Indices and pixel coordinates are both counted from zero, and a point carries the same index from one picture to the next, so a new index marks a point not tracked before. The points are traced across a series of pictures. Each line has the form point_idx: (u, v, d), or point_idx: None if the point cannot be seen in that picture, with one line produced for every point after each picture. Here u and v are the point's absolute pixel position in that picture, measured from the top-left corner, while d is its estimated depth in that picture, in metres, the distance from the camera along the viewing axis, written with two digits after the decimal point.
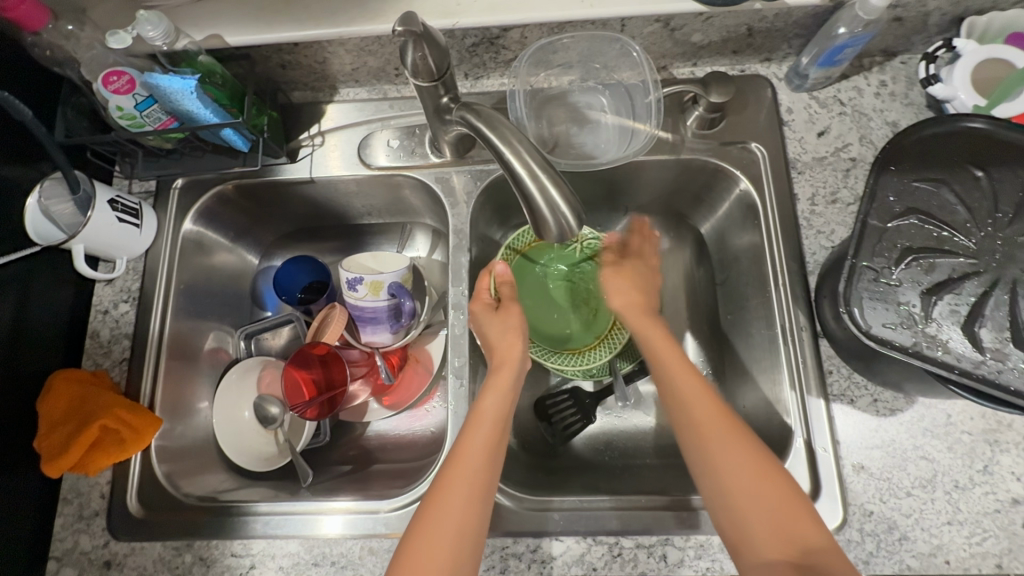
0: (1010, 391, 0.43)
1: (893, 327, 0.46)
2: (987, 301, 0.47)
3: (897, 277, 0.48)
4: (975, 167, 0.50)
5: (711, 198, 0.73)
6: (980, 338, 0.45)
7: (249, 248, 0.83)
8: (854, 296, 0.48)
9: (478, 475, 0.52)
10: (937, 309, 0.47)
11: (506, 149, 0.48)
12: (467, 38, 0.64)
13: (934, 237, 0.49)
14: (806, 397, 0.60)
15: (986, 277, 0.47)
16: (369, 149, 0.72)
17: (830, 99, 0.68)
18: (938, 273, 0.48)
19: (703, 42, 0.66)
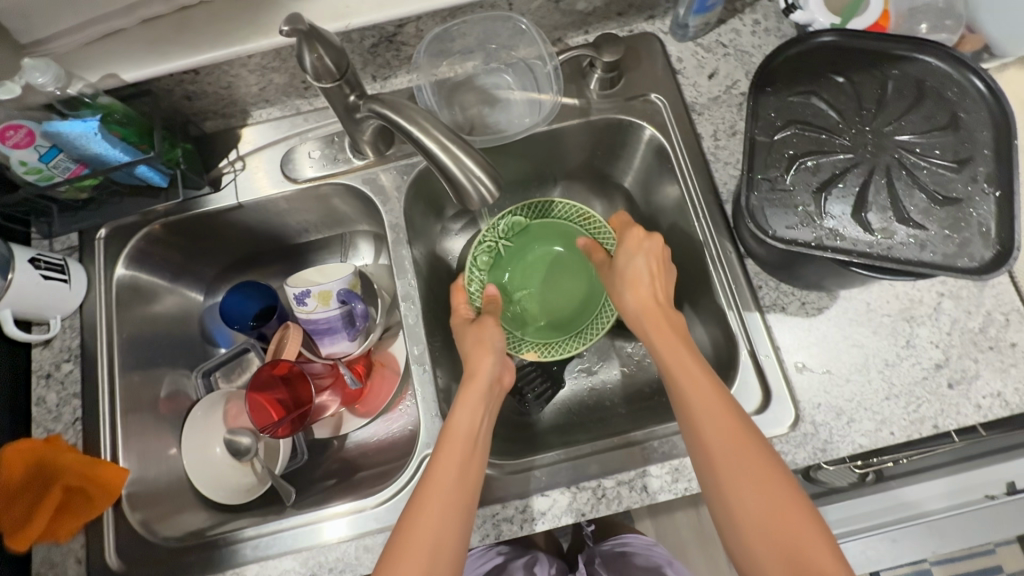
0: (904, 261, 0.49)
1: (795, 226, 0.51)
2: (868, 188, 0.52)
3: (790, 183, 0.53)
4: (838, 75, 0.56)
5: (627, 152, 0.78)
6: (868, 221, 0.51)
7: (191, 287, 0.82)
8: (757, 205, 0.52)
9: (454, 495, 0.53)
10: (829, 203, 0.52)
11: (415, 130, 0.51)
12: (365, 40, 0.66)
13: (815, 141, 0.54)
14: (744, 314, 0.65)
15: (865, 167, 0.53)
16: (292, 164, 0.73)
17: (713, 43, 0.74)
18: (825, 172, 0.53)
19: (589, 9, 0.71)
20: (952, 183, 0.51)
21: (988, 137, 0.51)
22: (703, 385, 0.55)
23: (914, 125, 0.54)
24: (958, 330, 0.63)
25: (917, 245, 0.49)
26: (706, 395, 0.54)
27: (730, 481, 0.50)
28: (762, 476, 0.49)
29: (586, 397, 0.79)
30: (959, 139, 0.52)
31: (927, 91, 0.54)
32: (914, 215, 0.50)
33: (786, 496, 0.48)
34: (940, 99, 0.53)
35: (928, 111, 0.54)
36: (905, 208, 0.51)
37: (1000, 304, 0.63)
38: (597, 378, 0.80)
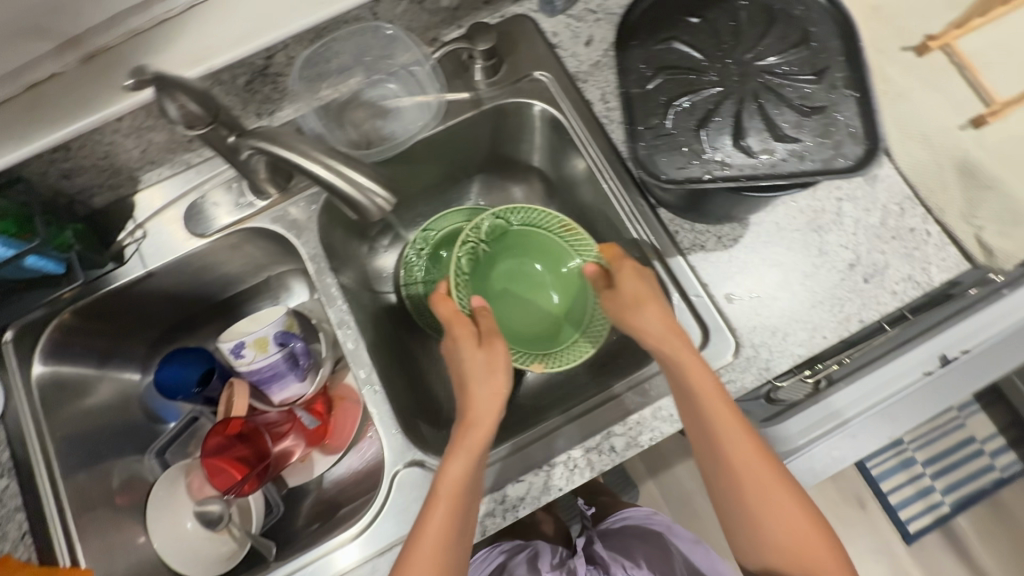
0: (788, 175, 0.51)
1: (683, 166, 0.54)
2: (743, 116, 0.55)
3: (671, 126, 0.55)
4: (691, 16, 0.59)
5: (527, 133, 0.79)
6: (749, 146, 0.53)
7: (123, 368, 0.79)
8: (644, 154, 0.55)
9: (449, 541, 0.54)
10: (711, 136, 0.55)
11: (302, 157, 0.51)
12: (237, 78, 0.64)
13: (686, 83, 0.57)
14: (669, 260, 0.67)
15: (736, 97, 0.56)
16: (195, 220, 0.71)
17: (583, 12, 0.76)
18: (701, 109, 0.56)
19: (454, 4, 0.71)
20: (816, 94, 0.54)
21: (839, 44, 0.55)
22: (713, 394, 0.57)
23: (771, 48, 0.57)
24: (861, 228, 0.66)
25: (797, 157, 0.52)
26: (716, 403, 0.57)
27: (745, 487, 0.58)
28: (777, 487, 0.57)
29: (548, 377, 0.80)
30: (814, 52, 0.56)
31: (777, 16, 0.57)
32: (789, 132, 0.53)
33: (793, 499, 0.57)
34: (789, 21, 0.57)
35: (781, 33, 0.57)
36: (779, 127, 0.54)
37: (893, 195, 0.67)
38: None
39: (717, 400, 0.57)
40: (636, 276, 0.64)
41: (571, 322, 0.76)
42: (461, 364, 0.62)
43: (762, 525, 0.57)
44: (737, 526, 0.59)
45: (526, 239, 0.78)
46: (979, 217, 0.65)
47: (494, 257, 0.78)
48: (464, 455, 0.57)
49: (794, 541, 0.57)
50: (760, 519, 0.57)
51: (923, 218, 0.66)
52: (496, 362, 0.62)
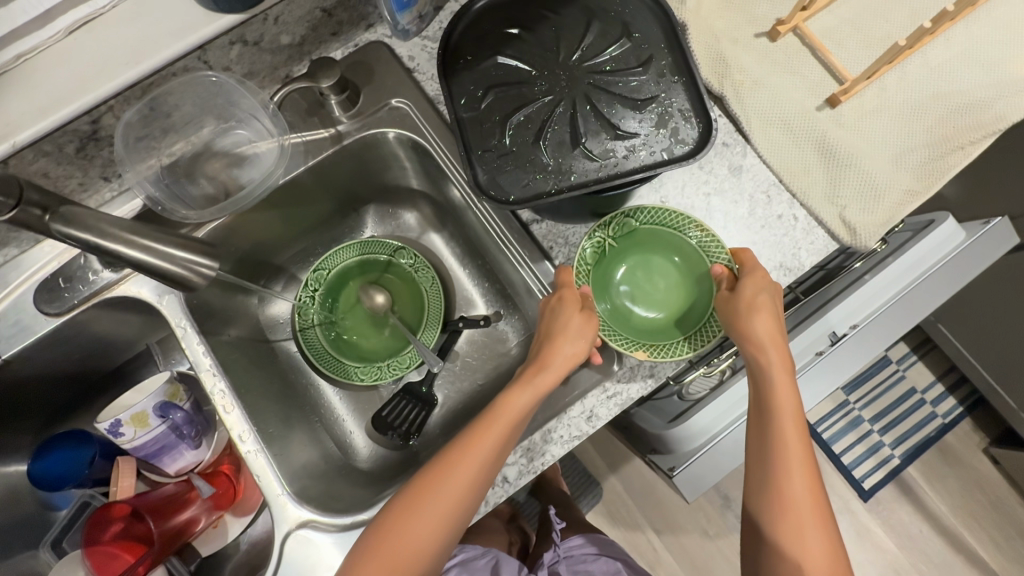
0: (629, 171, 0.53)
1: (528, 182, 0.53)
2: (578, 121, 0.55)
3: (511, 143, 0.54)
4: (511, 28, 0.58)
5: (388, 161, 0.77)
6: (589, 149, 0.54)
7: (6, 461, 0.74)
8: (486, 177, 0.53)
9: (461, 487, 0.55)
10: (552, 146, 0.54)
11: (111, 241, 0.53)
12: (63, 146, 0.60)
13: (516, 97, 0.56)
14: (535, 266, 0.67)
15: (567, 103, 0.56)
16: (44, 296, 0.66)
17: (438, 32, 0.74)
18: (537, 121, 0.55)
19: (297, 40, 0.68)
20: (645, 85, 0.55)
21: (660, 31, 0.56)
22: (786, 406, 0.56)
23: (592, 47, 0.57)
24: (730, 221, 0.66)
25: (635, 151, 0.54)
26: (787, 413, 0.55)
27: (784, 473, 0.54)
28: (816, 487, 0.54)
29: None
30: (637, 43, 0.56)
31: (595, 11, 0.57)
32: (621, 126, 0.54)
33: (825, 513, 0.54)
34: (607, 17, 0.57)
35: (601, 31, 0.57)
36: (613, 124, 0.55)
37: (758, 184, 0.67)
38: (464, 380, 0.83)
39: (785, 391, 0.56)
40: (765, 285, 0.58)
41: (685, 324, 0.61)
42: (559, 321, 0.59)
43: (788, 530, 0.53)
44: (757, 509, 0.55)
45: (656, 240, 0.64)
46: (841, 196, 0.65)
47: (620, 257, 0.64)
48: (530, 392, 0.58)
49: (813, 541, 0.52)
50: (788, 504, 0.53)
51: (790, 204, 0.67)
52: (580, 332, 0.58)
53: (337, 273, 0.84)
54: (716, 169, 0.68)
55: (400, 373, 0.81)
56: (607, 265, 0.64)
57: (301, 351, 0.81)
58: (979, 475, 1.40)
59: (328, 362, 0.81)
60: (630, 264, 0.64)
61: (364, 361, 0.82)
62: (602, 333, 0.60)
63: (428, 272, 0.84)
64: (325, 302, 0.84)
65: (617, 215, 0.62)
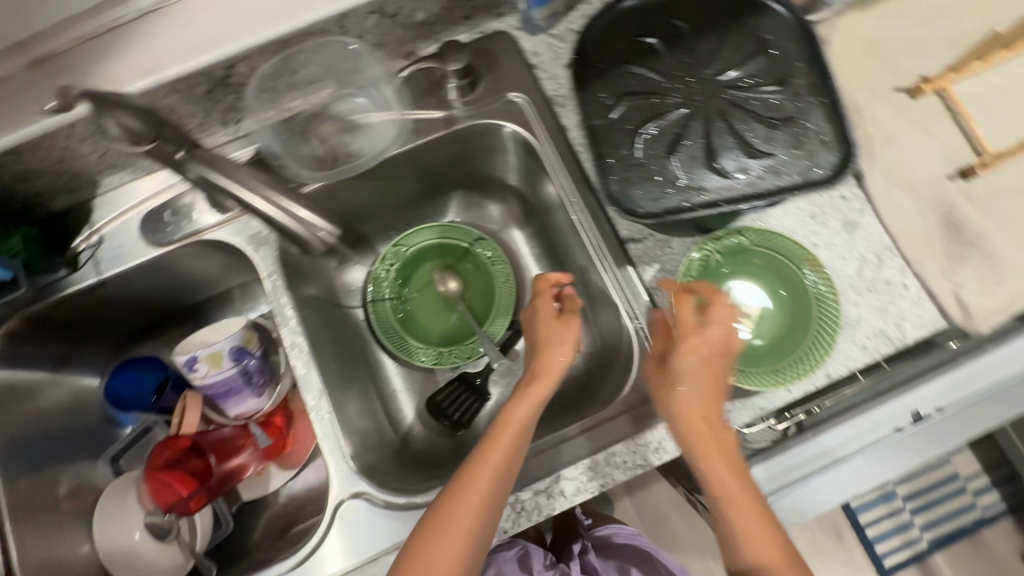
0: (766, 193, 0.50)
1: (657, 198, 0.51)
2: (713, 137, 0.53)
3: (641, 156, 0.52)
4: (649, 37, 0.55)
5: (498, 153, 0.77)
6: (723, 168, 0.52)
7: (82, 372, 0.79)
8: (616, 190, 0.51)
9: (479, 505, 0.53)
10: (684, 163, 0.52)
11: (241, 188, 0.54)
12: (195, 87, 0.61)
13: (649, 107, 0.53)
14: (620, 271, 0.65)
15: (703, 117, 0.53)
16: (154, 227, 0.69)
17: (565, 32, 0.73)
18: (669, 134, 0.53)
19: (430, 19, 0.69)
20: (782, 104, 0.53)
21: (797, 50, 0.54)
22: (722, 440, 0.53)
23: (727, 61, 0.55)
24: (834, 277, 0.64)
25: (772, 173, 0.51)
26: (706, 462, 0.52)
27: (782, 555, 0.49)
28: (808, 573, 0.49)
29: None
30: (774, 62, 0.54)
31: (733, 23, 0.55)
32: (759, 145, 0.52)
33: None
34: (744, 28, 0.55)
35: (737, 43, 0.55)
36: (750, 143, 0.52)
37: (870, 245, 0.64)
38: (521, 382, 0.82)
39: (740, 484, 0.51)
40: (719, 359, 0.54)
41: (778, 352, 0.60)
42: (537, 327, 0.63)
43: None
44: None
45: (759, 263, 0.63)
46: (960, 274, 0.62)
47: (723, 275, 0.63)
48: (531, 403, 0.57)
49: None
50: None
51: (902, 271, 0.64)
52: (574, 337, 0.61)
53: (416, 251, 0.85)
54: (828, 221, 0.65)
55: (460, 362, 0.81)
56: (709, 280, 0.63)
57: (368, 320, 0.82)
58: (1007, 573, 1.34)
59: (392, 336, 0.82)
60: (731, 284, 0.63)
61: (426, 342, 0.83)
62: None
63: (506, 267, 0.84)
64: (400, 276, 0.85)
65: (727, 231, 0.62)
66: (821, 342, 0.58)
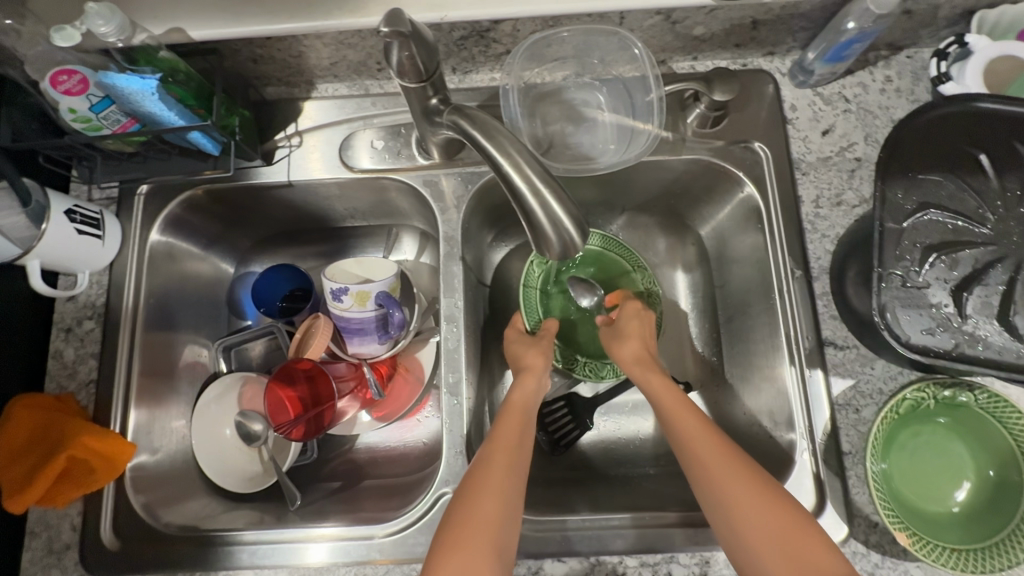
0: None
1: (931, 332, 0.45)
2: (1014, 288, 0.46)
3: (924, 279, 0.46)
4: (978, 151, 0.48)
5: (713, 201, 0.71)
6: (1016, 327, 0.45)
7: (224, 256, 0.78)
8: (886, 306, 0.45)
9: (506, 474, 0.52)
10: (970, 304, 0.46)
11: (495, 147, 0.44)
12: (455, 31, 0.59)
13: (950, 229, 0.47)
14: (806, 371, 0.59)
15: (1010, 262, 0.47)
16: (352, 150, 0.68)
17: (834, 95, 0.65)
18: (962, 266, 0.47)
19: (705, 35, 0.63)
20: None
21: None
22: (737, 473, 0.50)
23: None
24: None
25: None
26: (732, 483, 0.50)
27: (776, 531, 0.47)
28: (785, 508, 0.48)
29: (614, 447, 0.74)
30: None
31: None
32: None
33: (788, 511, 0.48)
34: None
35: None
36: None
37: None
38: (628, 427, 0.75)
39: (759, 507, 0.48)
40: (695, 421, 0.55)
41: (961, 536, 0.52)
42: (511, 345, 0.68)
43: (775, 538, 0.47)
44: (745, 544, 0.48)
45: (977, 430, 0.55)
46: None
47: (927, 424, 0.56)
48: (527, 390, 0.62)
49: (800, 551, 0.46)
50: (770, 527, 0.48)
51: None
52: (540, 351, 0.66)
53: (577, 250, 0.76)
54: None
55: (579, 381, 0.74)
56: (910, 423, 0.56)
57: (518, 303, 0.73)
58: None
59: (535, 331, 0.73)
60: (932, 438, 0.56)
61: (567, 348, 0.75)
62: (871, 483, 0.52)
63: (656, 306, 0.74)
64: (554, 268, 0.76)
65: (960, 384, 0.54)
66: (1015, 543, 0.50)
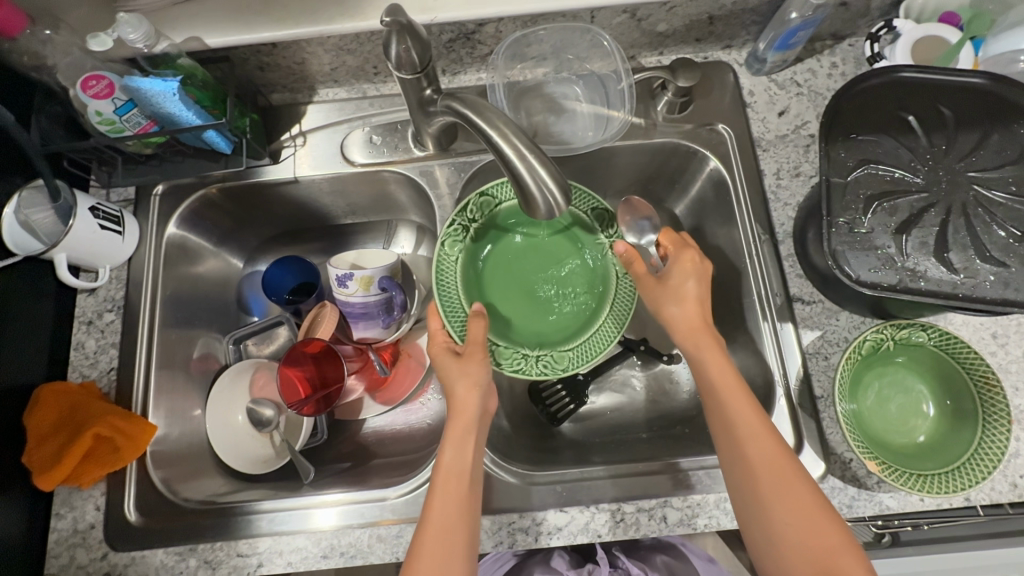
0: (990, 301, 0.49)
1: (878, 270, 0.51)
2: (947, 229, 0.52)
3: (869, 225, 0.52)
4: (907, 113, 0.55)
5: (684, 180, 0.77)
6: (951, 262, 0.51)
7: (233, 253, 0.82)
8: (837, 250, 0.51)
9: (455, 488, 0.54)
10: (910, 244, 0.52)
11: (486, 123, 0.50)
12: (444, 34, 0.66)
13: (888, 181, 0.54)
14: (778, 325, 0.65)
15: (941, 207, 0.53)
16: (353, 146, 0.73)
17: (787, 81, 0.73)
18: (901, 213, 0.53)
19: (668, 31, 0.70)
20: None
21: None
22: (800, 491, 0.50)
23: (982, 159, 0.54)
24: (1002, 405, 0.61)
25: (1001, 284, 0.50)
26: (789, 504, 0.50)
27: (788, 518, 0.49)
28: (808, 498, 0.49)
29: (609, 416, 0.78)
30: None
31: (997, 124, 0.54)
32: (995, 252, 0.51)
33: (813, 499, 0.50)
34: (1010, 133, 0.54)
35: (998, 145, 0.54)
36: (985, 246, 0.51)
37: None
38: (620, 399, 0.79)
39: (783, 493, 0.50)
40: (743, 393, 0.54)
41: (931, 460, 0.57)
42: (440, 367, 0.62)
43: (776, 520, 0.50)
44: (756, 516, 0.51)
45: (933, 364, 0.61)
46: None
47: (888, 363, 0.62)
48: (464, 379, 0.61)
49: (813, 541, 0.48)
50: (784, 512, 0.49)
51: None
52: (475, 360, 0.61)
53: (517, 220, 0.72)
54: (1011, 345, 0.62)
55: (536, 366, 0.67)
56: (875, 363, 0.62)
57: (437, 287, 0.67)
58: None
59: (458, 323, 0.66)
60: (894, 376, 0.62)
61: (508, 340, 0.69)
62: (844, 422, 0.56)
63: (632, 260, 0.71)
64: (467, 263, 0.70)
65: (915, 325, 0.60)
66: (976, 464, 0.55)
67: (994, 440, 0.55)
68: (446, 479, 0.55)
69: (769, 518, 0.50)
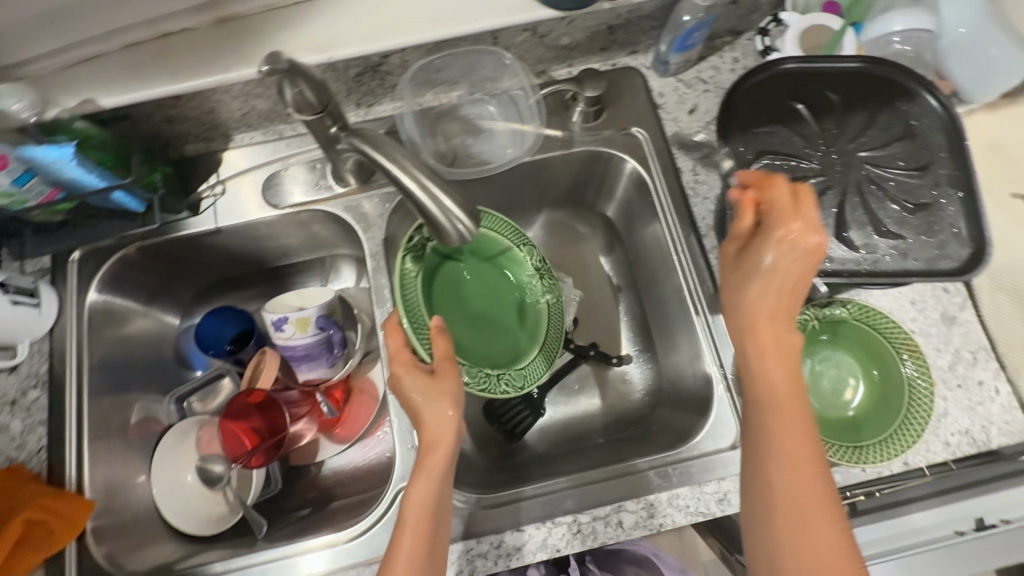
0: (890, 274, 0.51)
1: None
2: (845, 209, 0.55)
3: None
4: (797, 102, 0.58)
5: (609, 184, 0.79)
6: (851, 241, 0.54)
7: (167, 310, 0.81)
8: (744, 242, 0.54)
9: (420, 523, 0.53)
10: None
11: (387, 158, 0.51)
12: (350, 69, 0.66)
13: (786, 169, 0.56)
14: (710, 317, 0.67)
15: (838, 188, 0.55)
16: (273, 188, 0.73)
17: (693, 79, 0.75)
18: None
19: (572, 44, 0.72)
20: (920, 189, 0.54)
21: (943, 140, 0.55)
22: (819, 527, 0.46)
23: (870, 139, 0.57)
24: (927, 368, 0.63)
25: (900, 256, 0.52)
26: (808, 527, 0.46)
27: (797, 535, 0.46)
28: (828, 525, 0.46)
29: (566, 426, 0.79)
30: (917, 146, 0.56)
31: (881, 104, 0.57)
32: (891, 226, 0.53)
33: (835, 529, 0.46)
34: (894, 111, 0.56)
35: (883, 124, 0.57)
36: (881, 222, 0.54)
37: (968, 342, 0.64)
38: (577, 406, 0.79)
39: (799, 511, 0.47)
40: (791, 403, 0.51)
41: (865, 433, 0.59)
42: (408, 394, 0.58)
43: (782, 537, 0.47)
44: (764, 526, 0.49)
45: (857, 338, 0.63)
46: None
47: (816, 342, 0.64)
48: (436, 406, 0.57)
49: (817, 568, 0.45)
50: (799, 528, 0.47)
51: (996, 374, 0.63)
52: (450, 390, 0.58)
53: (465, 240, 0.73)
54: (928, 309, 0.65)
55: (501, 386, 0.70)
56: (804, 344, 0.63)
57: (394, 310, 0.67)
58: None
59: (424, 343, 0.66)
60: (823, 354, 0.63)
61: (469, 361, 0.71)
62: None
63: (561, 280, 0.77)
64: (425, 285, 0.71)
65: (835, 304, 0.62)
66: (903, 433, 0.59)
67: (916, 404, 0.59)
68: (417, 514, 0.53)
69: (773, 531, 0.48)
